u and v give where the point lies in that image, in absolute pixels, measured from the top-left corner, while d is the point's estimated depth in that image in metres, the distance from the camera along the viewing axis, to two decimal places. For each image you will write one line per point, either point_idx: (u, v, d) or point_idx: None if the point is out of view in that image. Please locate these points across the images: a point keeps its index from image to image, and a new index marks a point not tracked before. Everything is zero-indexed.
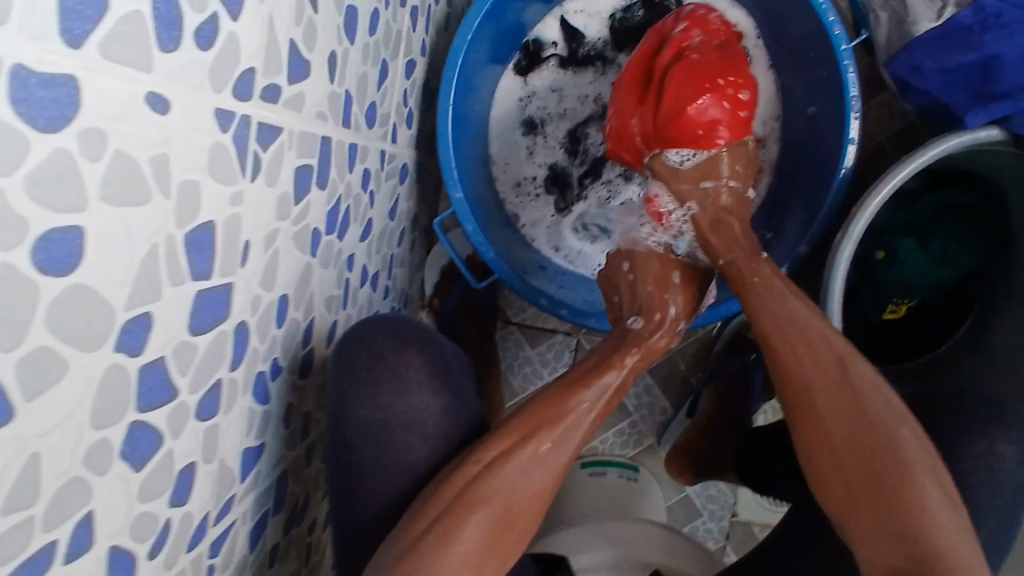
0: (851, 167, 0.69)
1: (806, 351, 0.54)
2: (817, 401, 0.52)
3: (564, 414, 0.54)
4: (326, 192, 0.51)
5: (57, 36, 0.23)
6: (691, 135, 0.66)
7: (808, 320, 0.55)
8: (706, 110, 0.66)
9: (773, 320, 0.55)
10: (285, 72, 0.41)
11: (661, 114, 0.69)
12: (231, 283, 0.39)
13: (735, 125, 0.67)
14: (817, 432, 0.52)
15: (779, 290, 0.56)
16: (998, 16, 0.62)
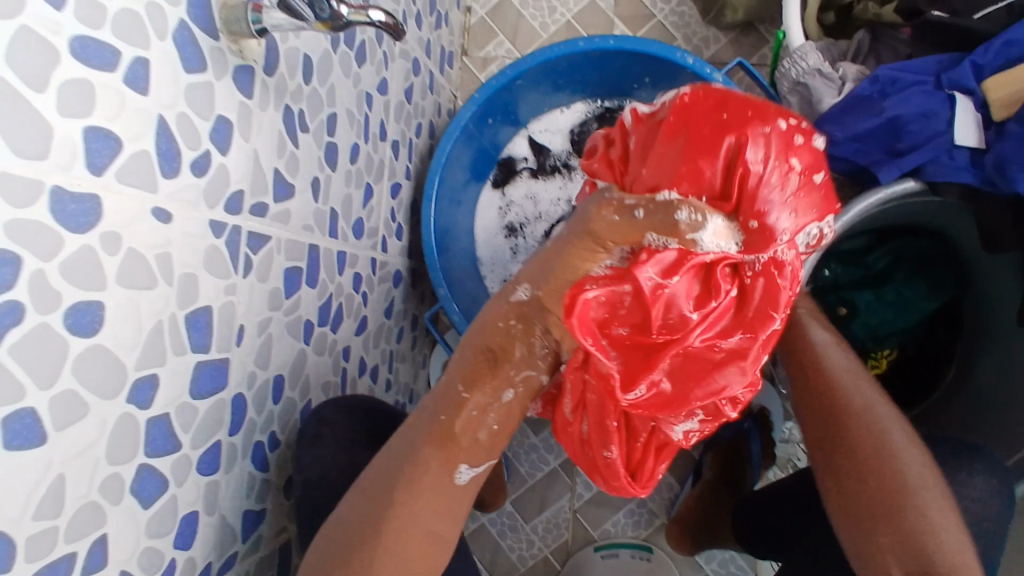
0: None
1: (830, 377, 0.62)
2: (848, 421, 0.58)
3: (462, 417, 0.54)
4: (316, 289, 0.62)
5: (82, 168, 0.35)
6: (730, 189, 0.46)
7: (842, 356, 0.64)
8: (756, 161, 0.45)
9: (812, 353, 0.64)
10: (271, 193, 0.52)
11: (667, 150, 0.47)
12: (228, 358, 0.48)
13: (800, 207, 0.46)
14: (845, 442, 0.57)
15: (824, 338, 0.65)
16: (892, 83, 0.70)
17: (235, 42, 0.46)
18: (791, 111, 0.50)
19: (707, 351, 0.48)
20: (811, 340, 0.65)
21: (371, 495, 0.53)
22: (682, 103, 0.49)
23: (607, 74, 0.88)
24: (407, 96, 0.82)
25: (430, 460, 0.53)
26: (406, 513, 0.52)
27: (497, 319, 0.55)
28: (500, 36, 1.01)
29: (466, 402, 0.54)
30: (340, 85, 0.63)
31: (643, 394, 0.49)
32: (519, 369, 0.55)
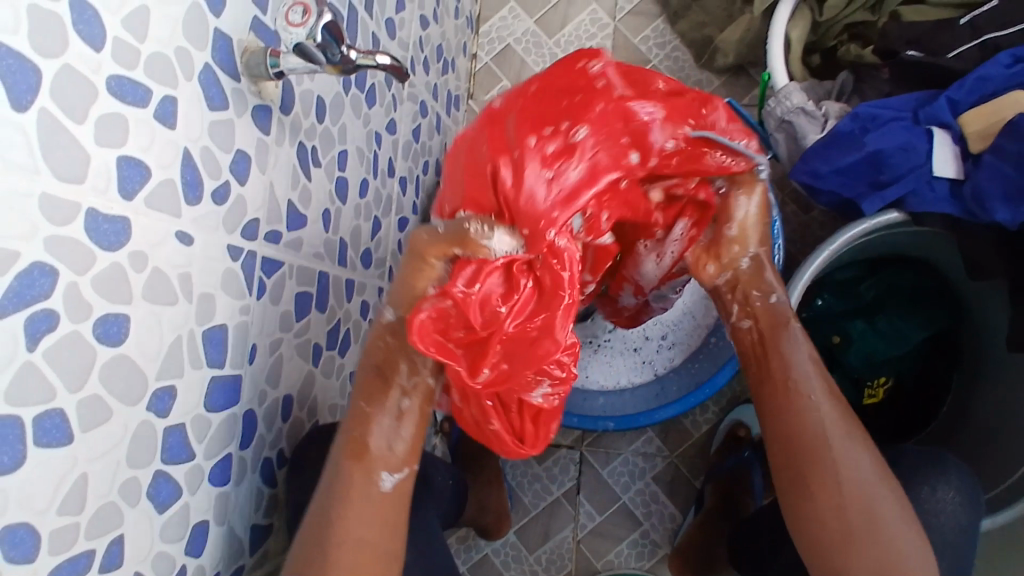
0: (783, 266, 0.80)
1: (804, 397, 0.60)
2: (815, 448, 0.57)
3: (373, 424, 0.55)
4: (325, 314, 0.65)
5: (114, 192, 0.38)
6: (522, 195, 0.53)
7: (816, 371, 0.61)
8: (506, 164, 0.54)
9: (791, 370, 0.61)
10: (284, 222, 0.56)
11: (463, 182, 0.58)
12: (240, 374, 0.51)
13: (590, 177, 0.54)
14: (815, 465, 0.56)
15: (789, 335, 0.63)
16: (873, 119, 0.73)
17: (255, 84, 0.50)
18: (589, 53, 0.60)
19: (527, 328, 0.55)
20: (786, 354, 0.62)
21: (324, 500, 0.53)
22: (502, 109, 0.58)
23: None
24: (414, 136, 0.87)
25: (353, 473, 0.54)
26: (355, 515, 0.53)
27: (377, 337, 0.58)
28: (504, 81, 1.07)
29: (369, 414, 0.56)
30: (351, 124, 0.68)
31: (488, 377, 0.55)
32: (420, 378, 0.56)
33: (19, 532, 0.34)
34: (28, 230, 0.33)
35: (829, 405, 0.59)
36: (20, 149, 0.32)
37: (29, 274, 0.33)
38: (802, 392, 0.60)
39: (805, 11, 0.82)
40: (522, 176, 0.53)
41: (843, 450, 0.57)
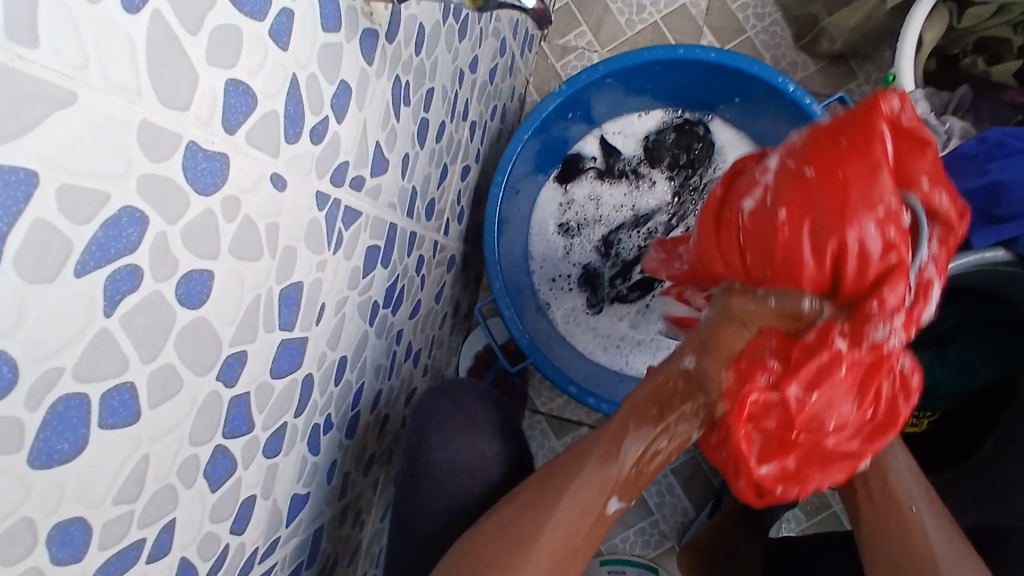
0: None
1: (902, 506, 0.60)
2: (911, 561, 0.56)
3: (623, 442, 0.58)
4: (388, 270, 0.58)
5: (217, 124, 0.31)
6: (880, 289, 0.49)
7: (914, 483, 0.61)
8: (866, 230, 0.48)
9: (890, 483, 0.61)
10: (369, 166, 0.49)
11: (776, 247, 0.52)
12: (307, 336, 0.45)
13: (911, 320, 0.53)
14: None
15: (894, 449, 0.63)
16: (1001, 146, 0.69)
17: (368, 4, 0.42)
18: (921, 140, 0.53)
19: (842, 446, 0.56)
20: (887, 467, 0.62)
21: (559, 467, 0.59)
22: (803, 174, 0.51)
23: (694, 88, 0.85)
24: (491, 76, 0.78)
25: (593, 472, 0.57)
26: (580, 494, 0.57)
27: (664, 377, 0.59)
28: (583, 26, 0.97)
29: (626, 428, 0.59)
30: (442, 58, 0.60)
31: (771, 470, 0.56)
32: (677, 420, 0.59)
33: (71, 529, 0.30)
34: (122, 167, 0.26)
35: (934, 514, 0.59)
36: (125, 66, 0.26)
37: (116, 223, 0.27)
38: (898, 500, 0.60)
39: (943, 14, 0.74)
40: (879, 244, 0.49)
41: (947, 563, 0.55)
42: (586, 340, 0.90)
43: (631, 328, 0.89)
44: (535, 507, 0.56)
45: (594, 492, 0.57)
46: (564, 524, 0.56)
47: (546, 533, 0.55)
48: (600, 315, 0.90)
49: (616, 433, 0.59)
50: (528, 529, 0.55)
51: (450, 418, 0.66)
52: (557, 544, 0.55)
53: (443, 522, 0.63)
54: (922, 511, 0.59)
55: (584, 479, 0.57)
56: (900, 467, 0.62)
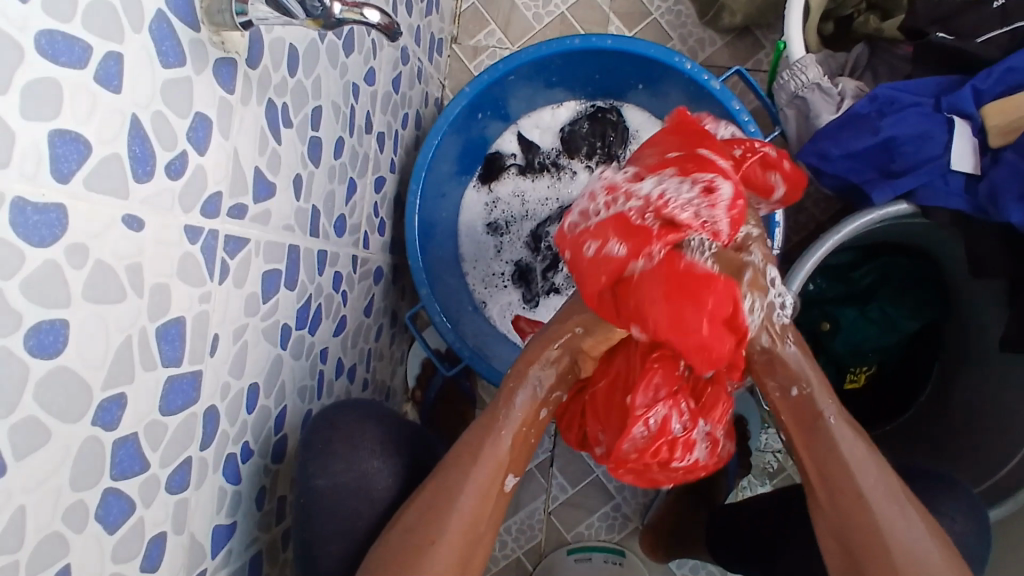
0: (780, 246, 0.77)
1: (849, 489, 0.56)
2: (875, 544, 0.54)
3: (502, 424, 0.62)
4: (295, 291, 0.59)
5: (46, 176, 0.32)
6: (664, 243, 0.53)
7: (864, 463, 0.56)
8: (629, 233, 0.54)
9: (835, 464, 0.57)
10: (250, 193, 0.50)
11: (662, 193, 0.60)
12: (200, 370, 0.46)
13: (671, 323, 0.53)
14: (870, 560, 0.54)
15: (834, 419, 0.58)
16: (891, 103, 0.69)
17: (217, 33, 0.43)
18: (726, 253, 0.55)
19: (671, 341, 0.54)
20: (833, 449, 0.57)
21: (446, 474, 0.59)
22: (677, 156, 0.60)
23: (604, 76, 0.86)
24: (394, 86, 0.78)
25: (482, 467, 0.59)
26: (476, 486, 0.59)
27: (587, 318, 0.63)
28: (492, 25, 0.98)
29: (506, 412, 0.62)
30: (326, 75, 0.60)
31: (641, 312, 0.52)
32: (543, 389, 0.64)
33: None
34: None
35: (879, 482, 0.56)
36: None
37: None
38: (846, 487, 0.56)
39: None
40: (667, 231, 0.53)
41: (904, 536, 0.54)
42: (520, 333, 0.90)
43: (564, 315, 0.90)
44: (428, 516, 0.57)
45: (486, 477, 0.59)
46: (458, 526, 0.57)
47: (440, 538, 0.56)
48: (536, 309, 0.90)
49: (493, 418, 0.62)
50: (425, 537, 0.56)
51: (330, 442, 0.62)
52: (457, 542, 0.57)
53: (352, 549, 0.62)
54: (870, 494, 0.55)
55: (470, 475, 0.59)
56: (843, 448, 0.57)
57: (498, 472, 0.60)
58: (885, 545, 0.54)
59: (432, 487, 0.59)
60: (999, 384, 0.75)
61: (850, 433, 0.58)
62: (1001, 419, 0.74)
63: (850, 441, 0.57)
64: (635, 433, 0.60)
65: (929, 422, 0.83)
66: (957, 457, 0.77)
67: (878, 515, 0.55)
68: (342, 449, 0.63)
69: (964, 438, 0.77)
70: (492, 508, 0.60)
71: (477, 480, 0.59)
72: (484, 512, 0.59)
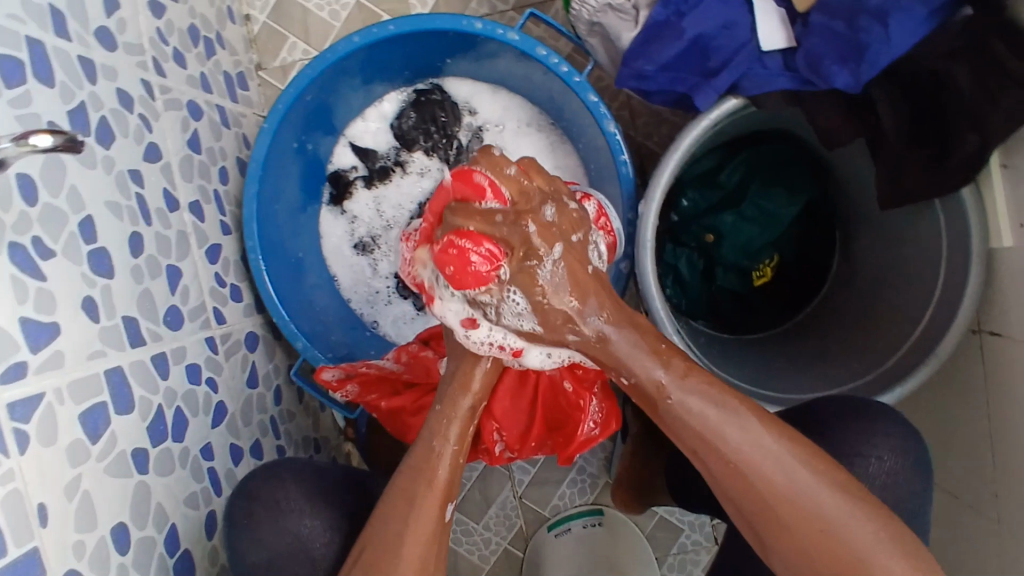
0: (632, 163, 0.74)
1: (721, 457, 0.54)
2: (763, 505, 0.53)
3: (437, 460, 0.59)
4: (136, 412, 0.55)
5: None
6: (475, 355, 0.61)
7: (720, 425, 0.54)
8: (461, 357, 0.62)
9: (694, 437, 0.54)
10: (24, 345, 0.46)
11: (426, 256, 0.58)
12: (37, 545, 0.44)
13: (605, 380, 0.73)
14: (768, 522, 0.53)
15: (677, 395, 0.55)
16: (686, 2, 0.66)
17: None
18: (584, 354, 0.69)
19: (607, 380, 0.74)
20: (721, 450, 0.54)
21: (395, 503, 0.58)
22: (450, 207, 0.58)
23: (414, 57, 0.81)
24: (194, 146, 0.73)
25: (415, 499, 0.57)
26: (416, 529, 0.56)
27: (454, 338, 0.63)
28: (291, 37, 0.92)
29: (439, 430, 0.60)
30: (85, 180, 0.55)
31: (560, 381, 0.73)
32: (473, 401, 0.61)
33: None
34: None
35: (747, 436, 0.53)
36: None
37: None
38: (714, 450, 0.54)
39: None
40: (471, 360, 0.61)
41: (790, 486, 0.52)
42: None
43: None
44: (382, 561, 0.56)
45: (432, 507, 0.57)
46: (411, 569, 0.56)
47: None
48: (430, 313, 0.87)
49: (427, 453, 0.59)
50: None
51: (252, 524, 0.62)
52: None
53: None
54: (738, 450, 0.53)
55: (409, 520, 0.56)
56: (697, 417, 0.54)
57: (440, 499, 0.58)
58: (764, 495, 0.52)
59: (376, 539, 0.57)
60: (894, 232, 0.74)
61: (694, 397, 0.55)
62: (909, 266, 0.72)
63: (698, 404, 0.54)
64: (592, 412, 0.73)
65: (827, 323, 0.81)
66: (865, 350, 0.74)
67: (750, 464, 0.53)
68: (261, 533, 0.62)
69: (875, 295, 0.76)
70: (441, 538, 0.58)
71: (421, 516, 0.57)
72: (433, 550, 0.57)
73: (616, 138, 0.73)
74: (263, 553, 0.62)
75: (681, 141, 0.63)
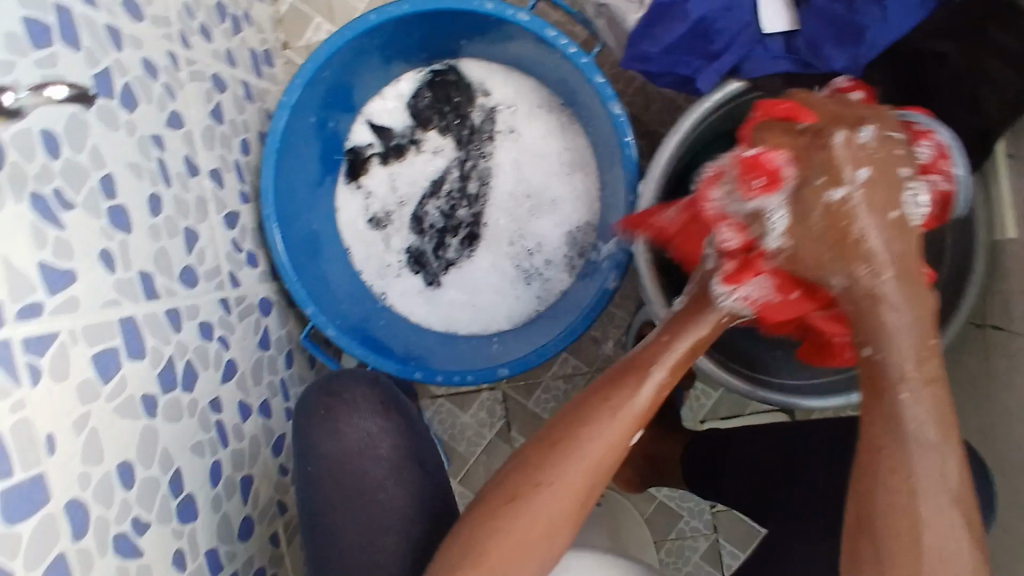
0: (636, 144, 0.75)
1: (898, 466, 0.48)
2: (882, 524, 0.48)
3: (643, 379, 0.54)
4: (147, 359, 0.59)
5: None
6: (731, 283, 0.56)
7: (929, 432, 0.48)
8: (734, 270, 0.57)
9: (894, 437, 0.48)
10: (42, 288, 0.49)
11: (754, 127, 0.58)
12: (44, 473, 0.47)
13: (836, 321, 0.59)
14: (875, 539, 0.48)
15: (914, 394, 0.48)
16: None
17: None
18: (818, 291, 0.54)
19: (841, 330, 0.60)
20: (900, 457, 0.48)
21: (594, 403, 0.54)
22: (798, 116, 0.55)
23: (431, 37, 0.84)
24: (217, 117, 0.77)
25: (613, 398, 0.54)
26: (600, 438, 0.52)
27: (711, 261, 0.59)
28: (315, 18, 0.95)
29: (669, 338, 0.56)
30: (106, 141, 0.58)
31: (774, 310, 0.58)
32: (755, 292, 0.56)
33: None
34: None
35: (936, 464, 0.48)
36: None
37: None
38: (896, 457, 0.48)
39: None
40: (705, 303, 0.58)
41: (933, 518, 0.47)
42: (433, 318, 0.90)
43: (464, 287, 0.89)
44: (555, 457, 0.52)
45: (626, 421, 0.53)
46: (582, 468, 0.52)
47: (558, 481, 0.52)
48: (439, 289, 0.90)
49: (651, 353, 0.55)
50: (540, 480, 0.52)
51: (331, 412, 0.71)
52: (569, 491, 0.52)
53: (360, 514, 0.68)
54: (921, 467, 0.48)
55: (603, 426, 0.52)
56: (914, 424, 0.48)
57: (636, 416, 0.54)
58: (911, 524, 0.47)
59: (568, 425, 0.54)
60: None
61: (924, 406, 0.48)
62: None
63: (918, 410, 0.48)
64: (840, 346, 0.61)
65: None
66: None
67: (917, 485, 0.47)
68: (338, 426, 0.71)
69: None
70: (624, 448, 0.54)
71: (618, 418, 0.53)
72: (611, 460, 0.53)
73: (620, 119, 0.74)
74: (334, 447, 0.70)
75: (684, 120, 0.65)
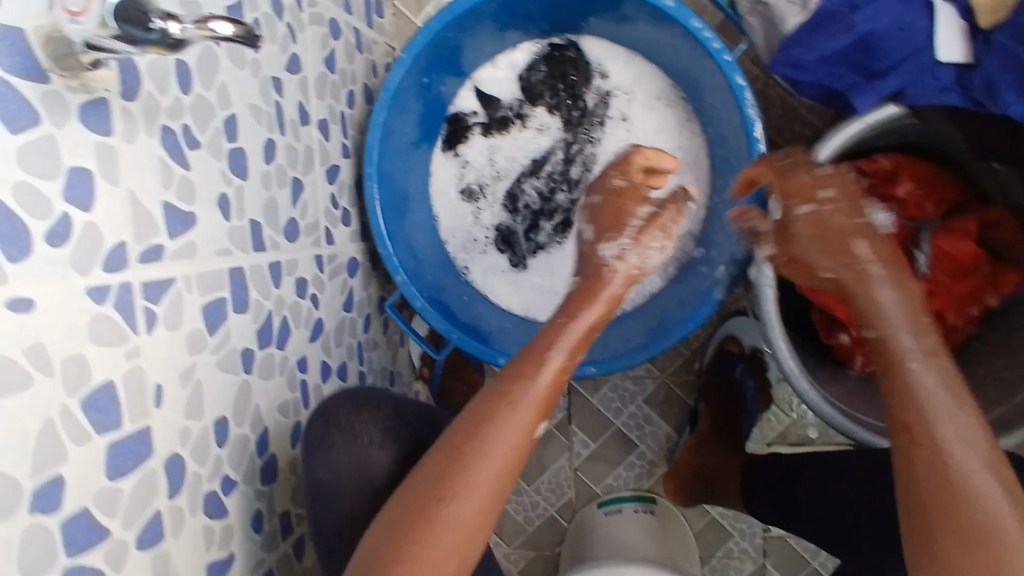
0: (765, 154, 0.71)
1: (946, 475, 0.43)
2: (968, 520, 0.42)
3: (545, 366, 0.52)
4: (250, 313, 0.57)
5: None
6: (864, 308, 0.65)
7: (949, 404, 0.45)
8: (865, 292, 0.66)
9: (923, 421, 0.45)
10: (164, 231, 0.47)
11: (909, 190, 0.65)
12: (147, 425, 0.45)
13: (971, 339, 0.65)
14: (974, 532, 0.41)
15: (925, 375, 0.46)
16: None
17: (73, 78, 0.38)
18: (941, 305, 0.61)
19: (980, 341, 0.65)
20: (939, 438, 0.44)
21: (492, 404, 0.50)
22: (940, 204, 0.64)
23: (558, 10, 0.79)
24: (331, 66, 0.74)
25: (496, 411, 0.49)
26: (508, 437, 0.49)
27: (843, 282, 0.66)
28: None
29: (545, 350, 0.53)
30: (234, 80, 0.56)
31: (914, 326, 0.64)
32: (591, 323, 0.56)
33: None
34: None
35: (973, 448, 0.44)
36: None
37: None
38: (931, 434, 0.44)
39: None
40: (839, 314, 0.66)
41: (973, 480, 0.43)
42: (516, 301, 0.87)
43: (551, 273, 0.86)
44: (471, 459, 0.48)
45: (529, 418, 0.50)
46: (485, 477, 0.48)
47: (467, 493, 0.47)
48: (525, 272, 0.87)
49: (523, 362, 0.52)
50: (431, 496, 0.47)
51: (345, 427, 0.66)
52: (482, 493, 0.48)
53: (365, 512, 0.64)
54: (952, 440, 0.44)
55: (512, 423, 0.49)
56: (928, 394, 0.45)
57: (539, 411, 0.51)
58: (984, 527, 0.41)
59: (466, 428, 0.49)
60: None
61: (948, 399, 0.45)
62: None
63: (960, 426, 0.44)
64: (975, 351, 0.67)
65: None
66: None
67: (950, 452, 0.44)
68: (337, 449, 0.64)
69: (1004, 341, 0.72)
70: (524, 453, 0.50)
71: (518, 419, 0.49)
72: (517, 461, 0.49)
73: (755, 124, 0.69)
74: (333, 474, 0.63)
75: (834, 138, 0.61)
